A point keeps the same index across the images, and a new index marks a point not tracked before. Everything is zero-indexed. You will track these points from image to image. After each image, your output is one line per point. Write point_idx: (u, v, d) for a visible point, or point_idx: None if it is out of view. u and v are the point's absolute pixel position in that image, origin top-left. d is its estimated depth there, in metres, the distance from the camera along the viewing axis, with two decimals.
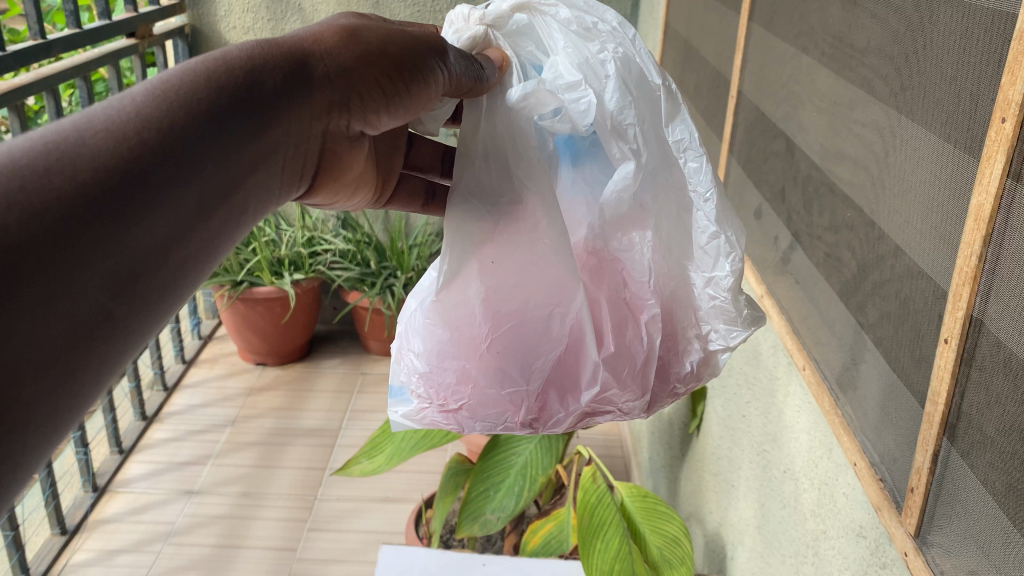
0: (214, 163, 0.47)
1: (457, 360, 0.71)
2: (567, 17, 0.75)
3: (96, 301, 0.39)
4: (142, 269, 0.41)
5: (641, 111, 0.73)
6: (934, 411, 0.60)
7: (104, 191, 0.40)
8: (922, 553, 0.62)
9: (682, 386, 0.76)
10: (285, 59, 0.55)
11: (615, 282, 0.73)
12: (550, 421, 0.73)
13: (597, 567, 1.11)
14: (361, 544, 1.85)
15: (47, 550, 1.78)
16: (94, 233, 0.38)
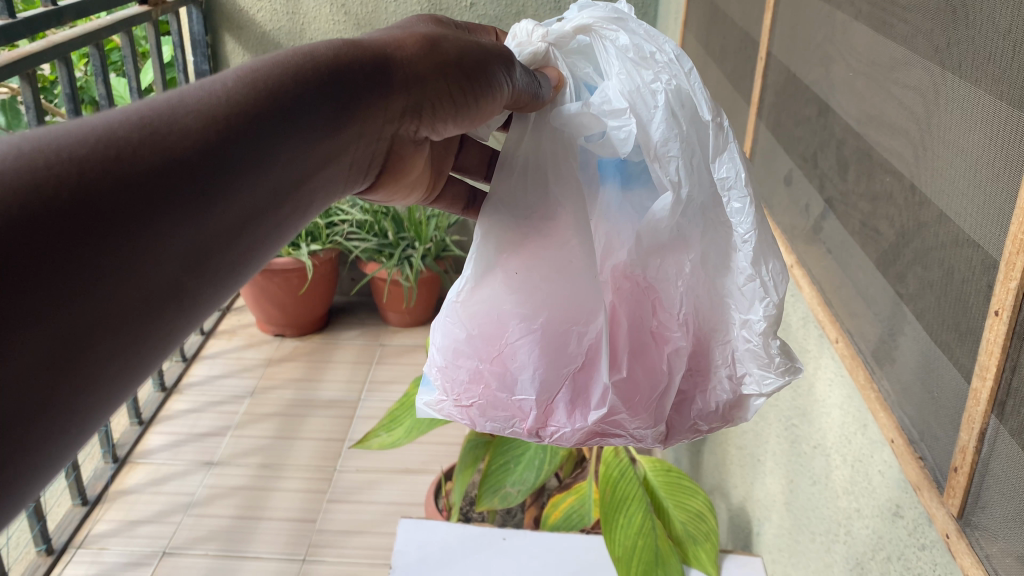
0: (295, 150, 0.44)
1: (472, 361, 0.69)
2: (626, 44, 0.70)
3: (173, 274, 0.36)
4: (217, 246, 0.38)
5: (688, 140, 0.68)
6: (982, 387, 0.57)
7: (190, 167, 0.37)
8: (965, 535, 0.59)
9: (704, 424, 0.73)
10: (366, 60, 0.52)
11: (647, 306, 0.72)
12: (555, 434, 0.70)
13: (620, 544, 1.07)
14: (380, 515, 1.85)
15: (68, 521, 1.78)
16: (177, 207, 0.36)
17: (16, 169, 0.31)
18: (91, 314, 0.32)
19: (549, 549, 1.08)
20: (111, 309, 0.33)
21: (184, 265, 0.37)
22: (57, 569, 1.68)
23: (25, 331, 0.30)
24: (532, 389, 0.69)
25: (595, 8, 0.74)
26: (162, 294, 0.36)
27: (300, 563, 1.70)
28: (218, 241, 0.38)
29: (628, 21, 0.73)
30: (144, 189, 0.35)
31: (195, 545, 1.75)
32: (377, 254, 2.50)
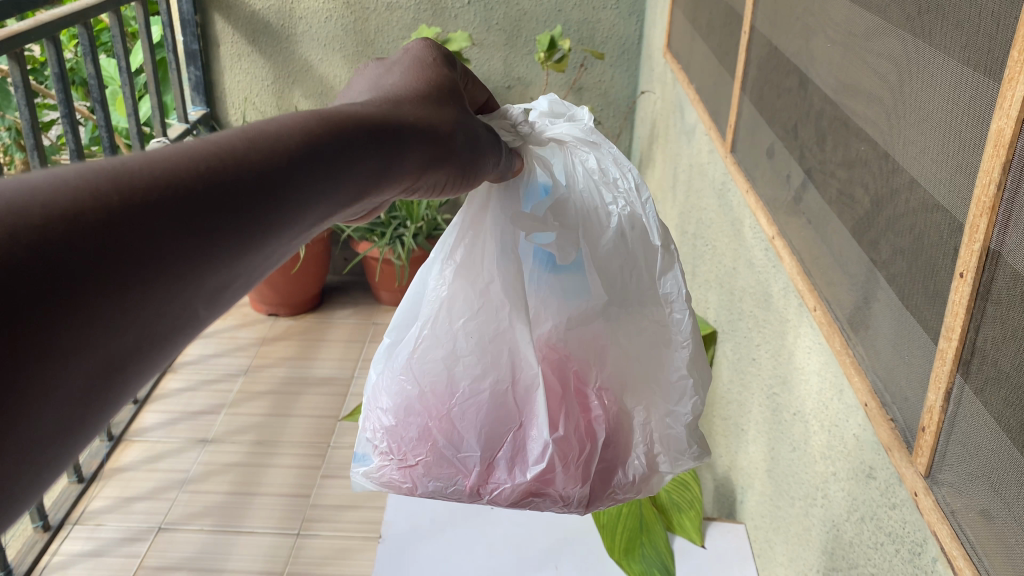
0: (326, 198, 0.40)
1: (421, 418, 0.78)
2: (592, 166, 0.80)
3: (194, 305, 0.32)
4: (237, 282, 0.34)
5: (624, 254, 0.80)
6: (947, 347, 0.58)
7: (224, 199, 0.33)
8: (932, 493, 0.61)
9: (620, 492, 0.80)
10: (396, 126, 0.50)
11: (576, 377, 0.81)
12: (492, 490, 0.76)
13: (604, 511, 1.09)
14: (373, 490, 1.87)
15: (65, 498, 1.80)
16: (210, 241, 0.32)
17: (40, 199, 0.27)
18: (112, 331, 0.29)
19: (537, 518, 1.11)
20: (134, 343, 0.30)
21: (207, 299, 0.33)
22: (54, 545, 1.70)
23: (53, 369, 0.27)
24: (476, 445, 0.77)
25: (574, 126, 0.83)
26: (180, 330, 0.32)
27: (294, 537, 1.72)
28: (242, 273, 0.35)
29: (601, 146, 0.82)
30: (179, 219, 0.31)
31: (190, 521, 1.77)
32: (369, 234, 2.54)
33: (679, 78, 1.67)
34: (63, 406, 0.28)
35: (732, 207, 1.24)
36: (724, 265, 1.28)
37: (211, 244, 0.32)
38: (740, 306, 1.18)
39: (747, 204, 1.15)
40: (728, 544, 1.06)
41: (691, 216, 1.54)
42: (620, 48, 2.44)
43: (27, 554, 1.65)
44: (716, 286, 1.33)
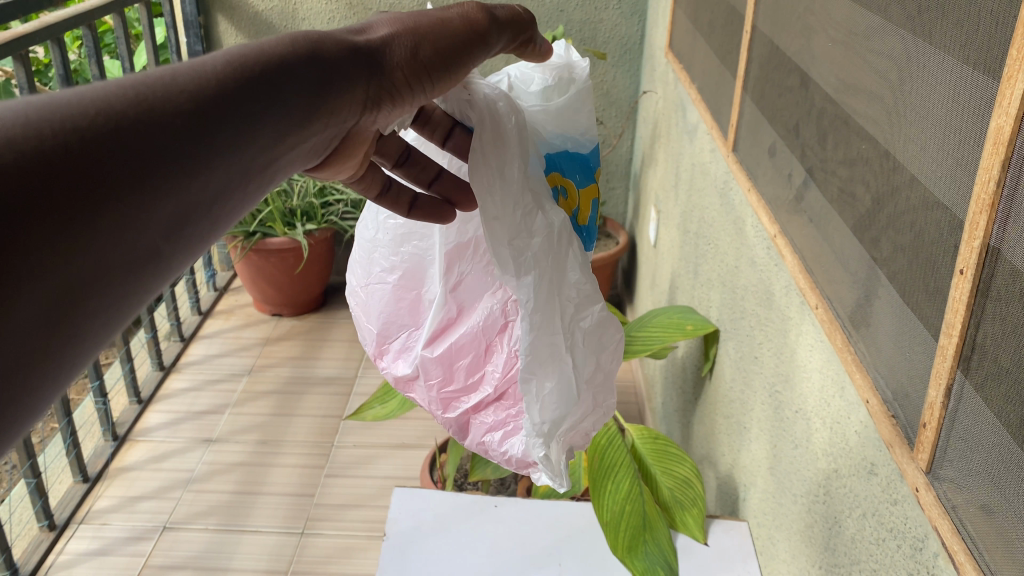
0: (278, 122, 0.44)
1: (356, 282, 0.94)
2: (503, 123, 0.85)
3: (154, 237, 0.36)
4: (192, 216, 0.38)
5: (516, 196, 0.74)
6: (948, 343, 0.59)
7: (175, 132, 0.37)
8: (933, 488, 0.62)
9: (491, 450, 0.85)
10: (348, 53, 0.52)
11: (494, 325, 0.87)
12: (382, 364, 0.92)
13: (607, 509, 1.10)
14: (377, 489, 1.87)
15: (70, 497, 1.81)
16: (158, 185, 0.36)
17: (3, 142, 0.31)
18: (79, 267, 0.32)
19: (540, 515, 1.12)
20: (108, 262, 0.34)
21: (166, 230, 0.37)
22: (60, 544, 1.71)
23: (35, 292, 0.30)
24: (379, 324, 0.92)
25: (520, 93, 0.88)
26: (145, 257, 0.36)
27: (298, 536, 1.72)
28: (203, 200, 0.39)
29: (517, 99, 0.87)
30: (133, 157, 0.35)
31: (195, 520, 1.77)
32: None
33: (681, 78, 1.67)
34: (46, 322, 0.31)
35: (734, 206, 1.24)
36: (726, 264, 1.28)
37: (161, 178, 0.36)
38: (743, 305, 1.18)
39: (749, 203, 1.15)
40: (731, 541, 1.06)
41: (693, 216, 1.54)
42: (622, 48, 2.44)
43: (33, 553, 1.66)
44: (719, 285, 1.33)
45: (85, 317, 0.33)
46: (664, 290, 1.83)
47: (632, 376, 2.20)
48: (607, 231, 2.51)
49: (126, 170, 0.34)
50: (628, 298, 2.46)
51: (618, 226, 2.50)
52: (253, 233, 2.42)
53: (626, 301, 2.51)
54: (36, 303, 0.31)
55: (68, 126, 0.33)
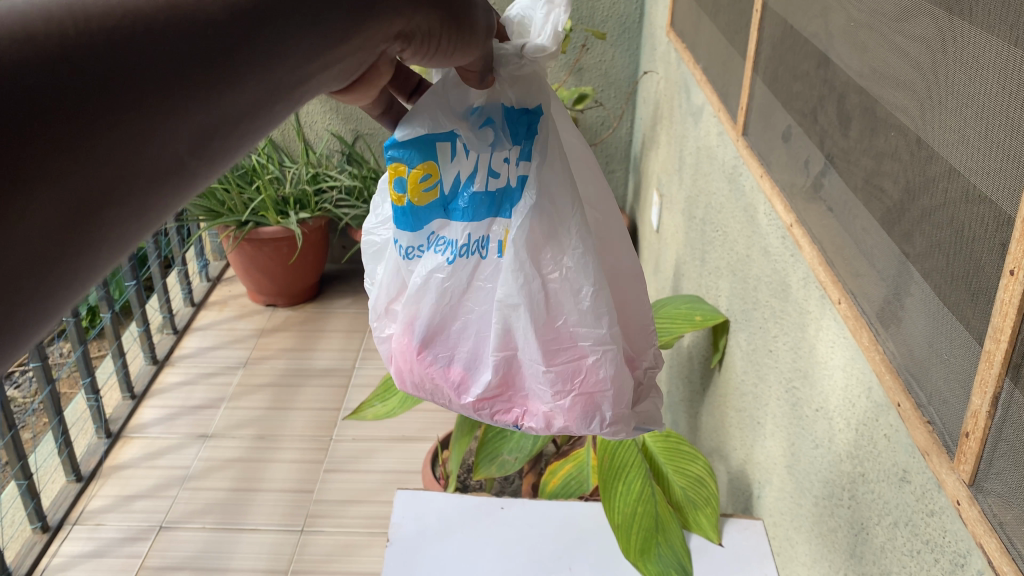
0: (349, 23, 0.28)
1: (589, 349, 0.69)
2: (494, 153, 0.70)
3: (192, 143, 0.22)
4: (252, 123, 0.24)
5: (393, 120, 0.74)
6: (995, 349, 0.54)
7: (235, 8, 0.23)
8: (977, 503, 0.58)
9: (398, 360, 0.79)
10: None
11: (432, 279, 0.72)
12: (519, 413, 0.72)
13: (620, 511, 1.06)
14: (377, 483, 1.83)
15: (63, 497, 1.77)
16: (197, 69, 0.22)
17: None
18: (79, 179, 0.19)
19: (549, 515, 1.08)
20: (115, 180, 0.20)
21: (214, 127, 0.23)
22: (54, 546, 1.67)
23: (42, 207, 0.18)
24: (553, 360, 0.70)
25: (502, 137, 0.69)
26: (177, 171, 0.22)
27: (298, 534, 1.69)
28: (244, 120, 0.24)
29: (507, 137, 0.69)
30: (172, 49, 0.21)
31: (192, 518, 1.74)
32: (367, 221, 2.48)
33: (685, 58, 1.62)
34: (43, 248, 0.18)
35: (744, 191, 1.20)
36: (736, 252, 1.24)
37: (216, 67, 0.22)
38: (755, 295, 1.14)
39: (761, 190, 1.11)
40: (746, 541, 1.03)
41: (699, 201, 1.49)
42: (621, 27, 2.38)
43: (27, 555, 1.62)
44: (728, 274, 1.29)
45: (107, 237, 0.20)
46: (669, 277, 1.78)
47: None
48: None
49: (170, 33, 0.21)
50: None
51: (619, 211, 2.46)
52: (246, 223, 2.36)
53: None
54: (50, 210, 0.18)
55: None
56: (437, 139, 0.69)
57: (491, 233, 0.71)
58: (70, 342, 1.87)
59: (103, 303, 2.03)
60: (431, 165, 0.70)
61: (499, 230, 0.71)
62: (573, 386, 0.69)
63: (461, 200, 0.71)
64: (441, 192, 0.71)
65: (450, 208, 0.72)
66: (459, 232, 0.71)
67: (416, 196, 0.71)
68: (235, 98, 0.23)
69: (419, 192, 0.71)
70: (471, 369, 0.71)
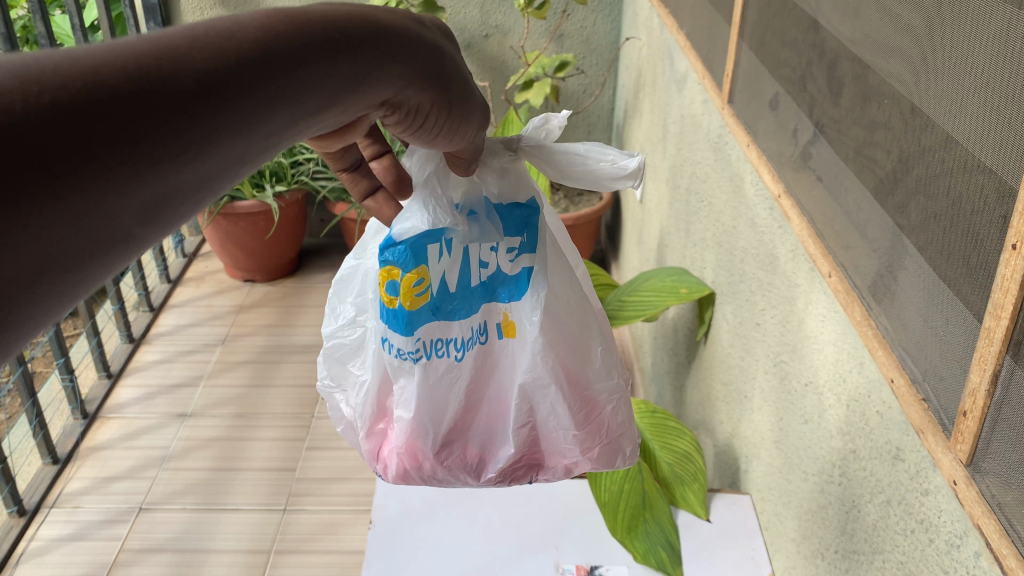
0: (302, 108, 0.34)
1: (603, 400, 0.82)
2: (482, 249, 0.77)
3: (126, 222, 0.27)
4: (184, 205, 0.29)
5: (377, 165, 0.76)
6: (995, 325, 0.52)
7: (187, 103, 0.28)
8: (974, 483, 0.56)
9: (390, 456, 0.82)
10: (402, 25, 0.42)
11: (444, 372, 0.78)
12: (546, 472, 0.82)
13: (606, 488, 1.05)
14: (360, 461, 1.81)
15: (40, 481, 1.74)
16: (147, 157, 0.27)
17: None
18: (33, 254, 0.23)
19: (534, 496, 1.06)
20: (60, 252, 0.24)
21: (143, 213, 0.27)
22: (31, 530, 1.64)
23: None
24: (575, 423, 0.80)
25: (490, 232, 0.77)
26: (112, 246, 0.26)
27: (280, 514, 1.67)
28: (180, 198, 0.29)
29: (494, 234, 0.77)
30: (135, 112, 0.26)
31: (172, 499, 1.71)
32: (346, 194, 2.43)
33: (668, 23, 1.58)
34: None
35: (730, 161, 1.17)
36: (722, 223, 1.22)
37: (163, 157, 0.27)
38: (742, 268, 1.12)
39: (748, 159, 1.08)
40: (734, 517, 1.02)
41: (684, 170, 1.47)
42: None
43: (3, 541, 1.59)
44: (714, 246, 1.27)
45: (40, 301, 0.24)
46: (653, 247, 1.76)
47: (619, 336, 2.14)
48: None
49: (129, 126, 0.26)
50: (614, 254, 2.39)
51: (602, 180, 2.43)
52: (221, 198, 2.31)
53: (611, 257, 2.44)
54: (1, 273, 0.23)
55: (69, 73, 0.25)
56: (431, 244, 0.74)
57: (488, 321, 0.78)
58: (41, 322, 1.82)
59: None
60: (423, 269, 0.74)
61: (496, 314, 0.79)
62: (597, 439, 0.82)
63: (452, 301, 0.77)
64: (434, 294, 0.76)
65: (441, 311, 0.76)
66: (461, 329, 0.77)
67: (409, 299, 0.74)
68: (176, 178, 0.28)
69: (415, 295, 0.75)
70: (490, 448, 0.80)
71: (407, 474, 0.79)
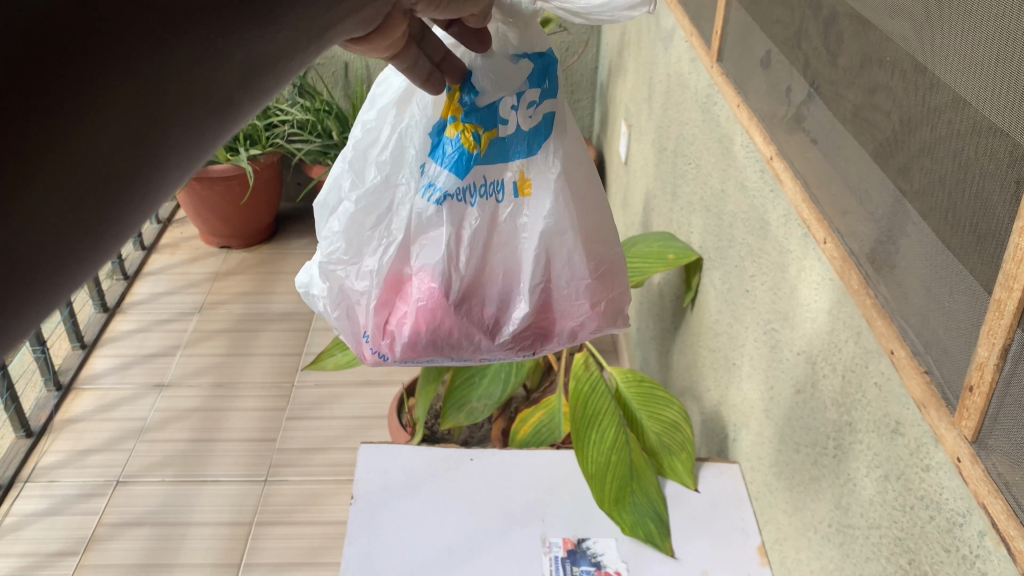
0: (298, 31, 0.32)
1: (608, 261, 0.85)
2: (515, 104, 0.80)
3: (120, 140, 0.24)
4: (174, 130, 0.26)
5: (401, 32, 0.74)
6: (1006, 298, 0.50)
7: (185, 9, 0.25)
8: (980, 461, 0.54)
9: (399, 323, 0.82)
10: None
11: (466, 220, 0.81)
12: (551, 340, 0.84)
13: (592, 460, 1.02)
14: (342, 430, 1.79)
15: (13, 455, 1.70)
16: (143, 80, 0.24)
17: None
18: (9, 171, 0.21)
19: (519, 468, 1.04)
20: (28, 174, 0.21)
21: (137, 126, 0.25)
22: (5, 505, 1.61)
23: None
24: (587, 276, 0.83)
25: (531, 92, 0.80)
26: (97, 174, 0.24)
27: (261, 485, 1.64)
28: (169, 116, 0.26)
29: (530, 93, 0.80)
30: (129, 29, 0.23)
31: (151, 472, 1.68)
32: (322, 156, 2.38)
33: None
34: None
35: (719, 122, 1.14)
36: (710, 186, 1.18)
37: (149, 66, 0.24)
38: (730, 234, 1.09)
39: (738, 120, 1.05)
40: (723, 486, 1.01)
41: (670, 132, 1.43)
42: None
43: None
44: (702, 210, 1.24)
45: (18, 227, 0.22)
46: (638, 211, 1.73)
47: None
48: None
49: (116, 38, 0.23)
50: None
51: (585, 141, 2.39)
52: None
53: None
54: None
55: None
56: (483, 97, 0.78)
57: (506, 178, 0.81)
58: None
59: None
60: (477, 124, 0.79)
61: (512, 172, 0.81)
62: (602, 294, 0.84)
63: (492, 146, 0.80)
64: (486, 143, 0.80)
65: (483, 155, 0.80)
66: (500, 172, 0.81)
67: (470, 143, 0.79)
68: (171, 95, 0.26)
69: (467, 143, 0.79)
70: (505, 308, 0.82)
71: (417, 342, 0.79)
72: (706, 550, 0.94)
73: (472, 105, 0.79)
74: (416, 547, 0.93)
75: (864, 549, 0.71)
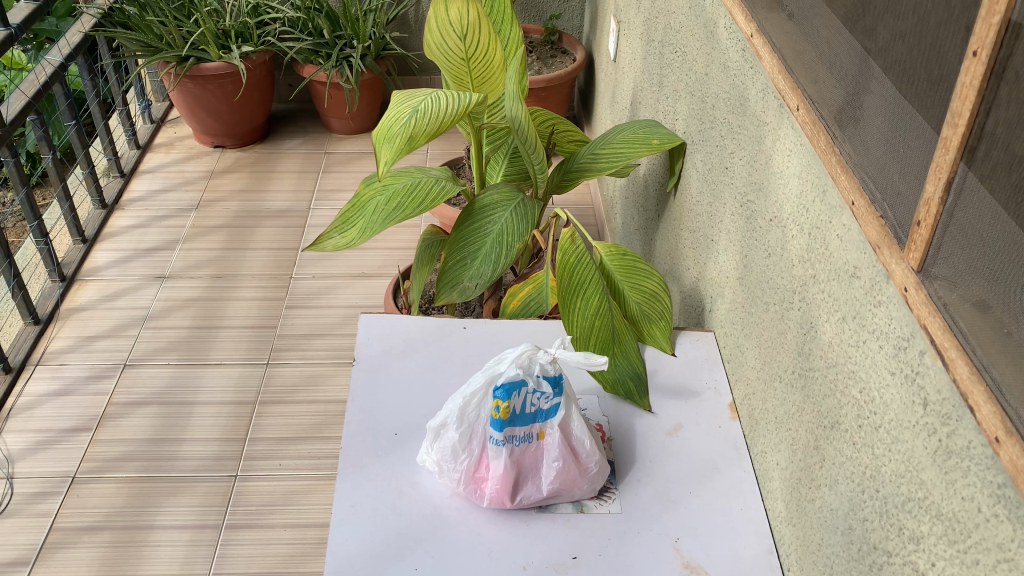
0: None
1: None
2: (545, 362, 0.90)
3: None
4: None
5: None
6: (952, 134, 0.55)
7: None
8: (923, 287, 0.60)
9: (465, 474, 0.88)
10: None
11: (524, 473, 0.90)
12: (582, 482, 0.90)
13: (577, 325, 1.13)
14: (339, 318, 1.85)
15: (23, 341, 1.76)
16: None
17: None
18: None
19: (510, 338, 1.10)
20: None
21: None
22: (19, 386, 1.68)
23: None
24: (602, 451, 0.94)
25: (573, 356, 0.92)
26: None
27: (263, 368, 1.72)
28: None
29: (564, 356, 0.92)
30: None
31: (156, 356, 1.75)
32: (314, 56, 2.39)
33: None
34: None
35: (705, 7, 1.17)
36: (695, 72, 1.22)
37: None
38: (712, 115, 1.14)
39: (722, 2, 1.08)
40: (697, 351, 1.10)
41: (658, 23, 1.46)
42: None
43: None
44: (686, 96, 1.28)
45: None
46: (625, 105, 1.76)
47: (590, 199, 2.17)
48: (562, 47, 2.42)
49: None
50: (586, 118, 2.38)
51: (575, 42, 2.39)
52: (186, 59, 2.25)
53: (584, 122, 2.44)
54: None
55: None
56: (518, 388, 0.89)
57: (533, 429, 0.90)
58: (11, 184, 1.79)
59: (41, 145, 1.92)
60: (509, 403, 0.88)
61: (536, 430, 0.91)
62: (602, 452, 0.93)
63: (524, 420, 0.90)
64: (510, 416, 0.89)
65: (512, 419, 0.89)
66: (520, 429, 0.90)
67: (502, 414, 0.88)
68: None
69: (506, 412, 0.88)
70: (543, 468, 0.90)
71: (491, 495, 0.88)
72: (681, 407, 1.02)
73: (510, 389, 0.88)
74: (414, 403, 1.00)
75: (822, 388, 0.78)
